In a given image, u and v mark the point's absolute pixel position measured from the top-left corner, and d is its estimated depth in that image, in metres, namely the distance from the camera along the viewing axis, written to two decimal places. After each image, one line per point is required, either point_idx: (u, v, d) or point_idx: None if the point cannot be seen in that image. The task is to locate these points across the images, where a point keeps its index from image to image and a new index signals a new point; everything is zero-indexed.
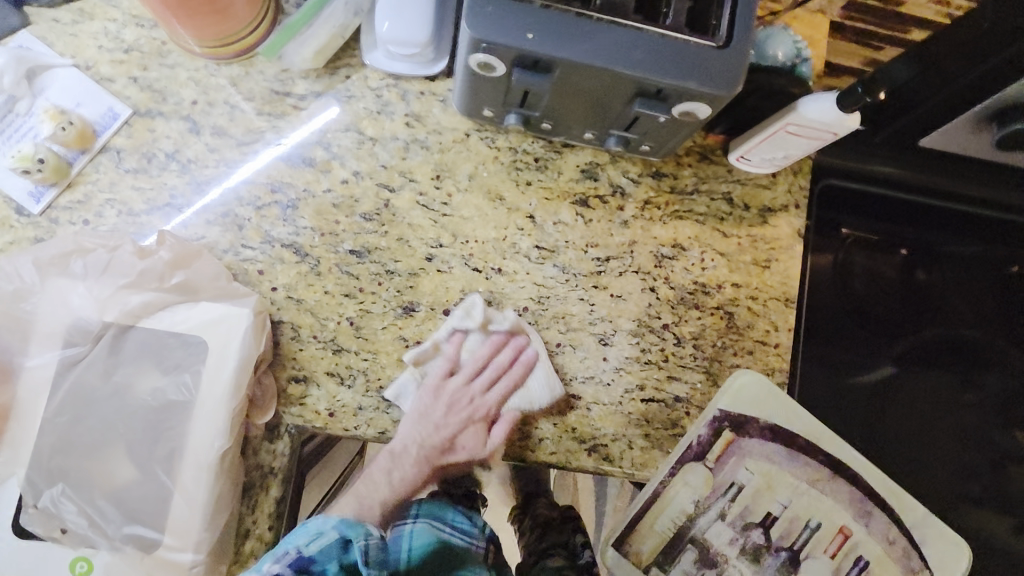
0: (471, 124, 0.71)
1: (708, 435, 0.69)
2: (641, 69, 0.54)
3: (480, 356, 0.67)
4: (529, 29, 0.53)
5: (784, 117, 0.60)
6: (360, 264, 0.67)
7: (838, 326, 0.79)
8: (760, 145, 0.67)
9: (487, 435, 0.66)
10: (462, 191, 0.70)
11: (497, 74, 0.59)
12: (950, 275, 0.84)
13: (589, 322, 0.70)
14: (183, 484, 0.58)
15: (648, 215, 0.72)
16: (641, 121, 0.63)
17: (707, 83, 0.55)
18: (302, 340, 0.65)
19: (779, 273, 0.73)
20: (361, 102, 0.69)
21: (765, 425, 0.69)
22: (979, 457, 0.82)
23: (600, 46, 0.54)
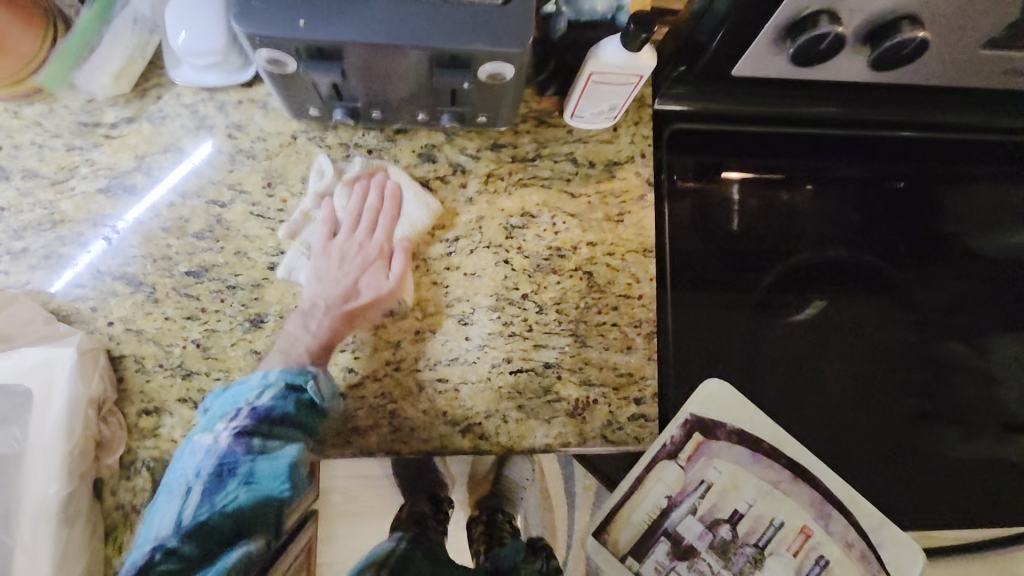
0: (295, 125, 0.69)
1: (680, 436, 0.72)
2: (424, 37, 0.50)
3: (353, 215, 0.67)
4: (298, 16, 0.49)
5: (587, 68, 0.61)
6: (199, 285, 0.66)
7: (729, 270, 0.81)
8: (582, 100, 0.66)
9: (387, 273, 0.66)
10: (297, 194, 0.68)
11: (292, 69, 0.55)
12: (856, 201, 0.87)
13: (374, 242, 0.67)
14: (24, 536, 0.58)
15: (492, 188, 0.71)
16: (458, 91, 0.59)
17: (499, 43, 0.51)
18: (148, 371, 0.64)
19: (633, 226, 0.72)
20: (176, 121, 0.67)
21: (732, 429, 0.74)
22: (880, 371, 0.84)
23: (379, 23, 0.50)
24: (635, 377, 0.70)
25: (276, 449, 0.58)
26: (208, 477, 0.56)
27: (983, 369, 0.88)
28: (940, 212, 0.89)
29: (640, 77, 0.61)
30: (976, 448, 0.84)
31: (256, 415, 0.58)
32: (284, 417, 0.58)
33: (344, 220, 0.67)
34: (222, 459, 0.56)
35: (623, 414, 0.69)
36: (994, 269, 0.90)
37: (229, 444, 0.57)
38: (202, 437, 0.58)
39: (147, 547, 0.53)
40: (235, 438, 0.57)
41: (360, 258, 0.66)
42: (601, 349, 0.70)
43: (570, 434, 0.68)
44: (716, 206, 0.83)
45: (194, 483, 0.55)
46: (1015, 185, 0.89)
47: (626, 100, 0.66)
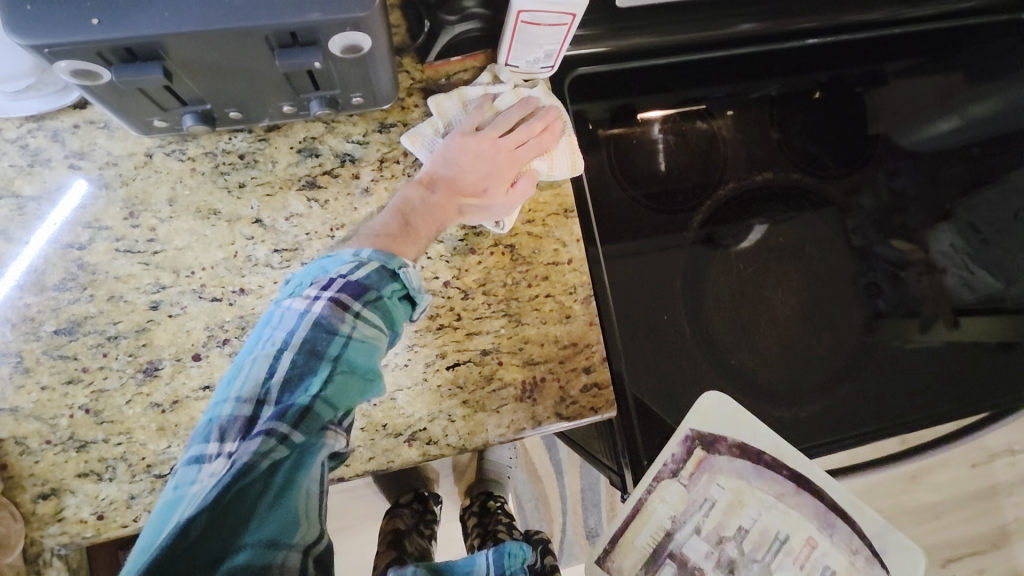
0: (149, 141, 0.60)
1: (681, 454, 0.72)
2: (248, 15, 0.44)
3: (510, 120, 0.66)
4: (89, 15, 0.42)
5: (513, 7, 0.56)
6: (74, 342, 0.57)
7: (660, 215, 0.78)
8: (514, 46, 0.61)
9: (508, 188, 0.63)
10: (167, 219, 0.60)
11: (107, 79, 0.47)
12: (785, 116, 0.85)
13: (510, 154, 0.64)
14: None
15: (389, 173, 0.64)
16: (315, 71, 0.52)
17: (336, 10, 0.45)
18: (35, 451, 0.56)
19: (549, 187, 0.67)
20: (4, 161, 0.58)
21: (734, 443, 0.73)
22: (836, 285, 0.82)
23: (188, 7, 0.43)
24: (580, 346, 0.66)
25: (375, 325, 0.50)
26: (301, 344, 0.47)
27: (925, 261, 0.86)
28: (859, 117, 0.88)
29: (573, 14, 0.56)
30: (930, 336, 0.82)
31: (354, 287, 0.50)
32: (385, 301, 0.51)
33: (500, 121, 0.65)
34: (317, 328, 0.47)
35: (573, 386, 0.65)
36: (917, 163, 0.89)
37: (325, 311, 0.48)
38: (294, 301, 0.49)
39: (219, 430, 0.44)
40: (332, 305, 0.48)
41: (491, 158, 0.63)
42: (539, 323, 0.65)
43: (523, 419, 0.64)
44: (639, 147, 0.80)
45: (285, 349, 0.47)
46: (917, 77, 0.89)
47: (562, 44, 0.61)
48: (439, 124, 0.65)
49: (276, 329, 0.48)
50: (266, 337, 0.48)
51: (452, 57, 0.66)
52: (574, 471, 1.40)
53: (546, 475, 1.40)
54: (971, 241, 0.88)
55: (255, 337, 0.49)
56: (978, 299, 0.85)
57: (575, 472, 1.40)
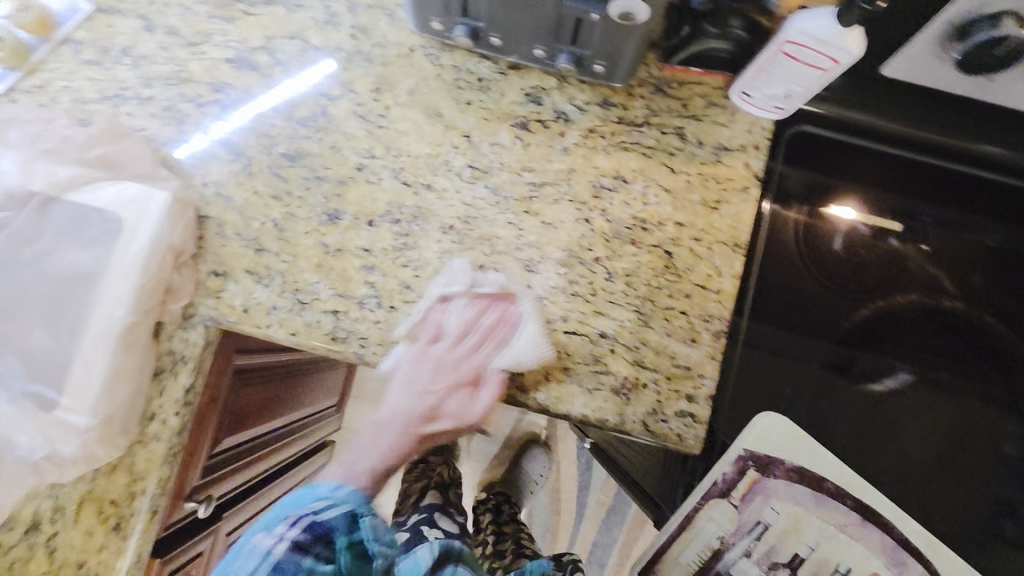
0: (416, 40, 0.70)
1: (733, 473, 0.66)
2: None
3: (465, 324, 0.64)
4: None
5: (777, 37, 0.56)
6: (291, 168, 0.68)
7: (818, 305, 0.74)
8: (761, 73, 0.62)
9: (473, 399, 0.64)
10: (401, 105, 0.69)
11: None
12: (970, 265, 0.77)
13: (470, 363, 0.64)
14: (83, 350, 0.58)
15: (592, 144, 0.69)
16: (585, 24, 0.57)
17: None
18: (226, 237, 0.66)
19: (729, 216, 0.68)
20: (308, 12, 0.70)
21: (792, 467, 0.67)
22: (976, 445, 0.74)
23: None
24: (692, 373, 0.66)
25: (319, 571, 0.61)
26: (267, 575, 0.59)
27: None
28: None
29: (837, 62, 0.56)
30: None
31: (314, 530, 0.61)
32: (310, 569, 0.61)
33: (451, 329, 0.65)
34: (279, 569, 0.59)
35: (669, 406, 0.65)
36: None
37: (286, 555, 0.60)
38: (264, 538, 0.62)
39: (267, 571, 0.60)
40: (292, 550, 0.60)
41: (455, 377, 0.64)
42: (663, 334, 0.66)
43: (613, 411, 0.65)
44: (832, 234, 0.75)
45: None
46: None
47: (808, 88, 0.61)
48: (647, 157, 0.69)
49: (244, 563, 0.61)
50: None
51: (694, 67, 0.69)
52: (595, 521, 1.34)
53: (566, 511, 1.35)
54: None
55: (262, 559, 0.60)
56: None
57: (596, 522, 1.34)
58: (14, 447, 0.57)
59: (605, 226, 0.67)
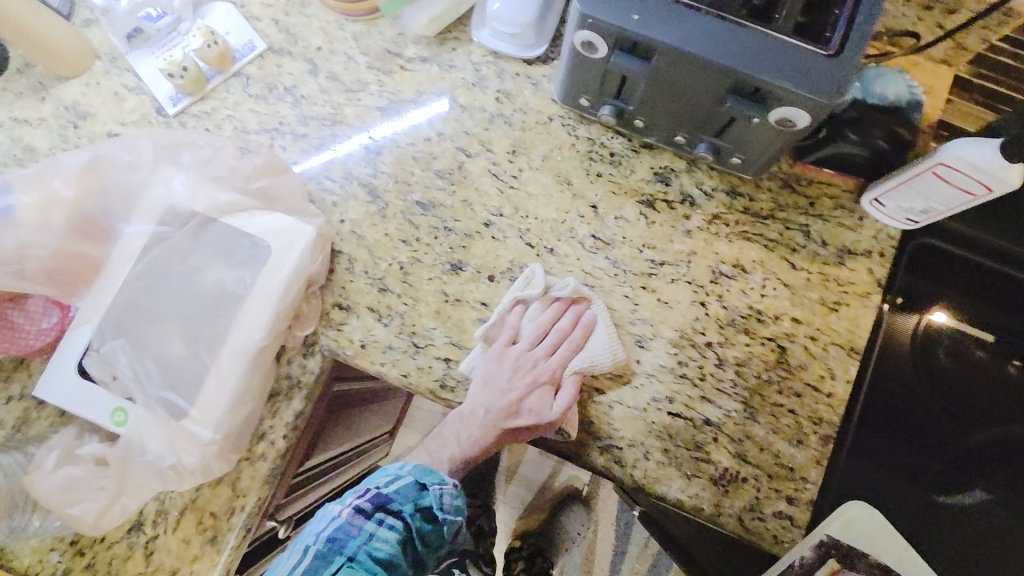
0: (555, 110, 0.73)
1: (810, 560, 0.61)
2: (749, 60, 0.51)
3: (494, 190, 0.72)
4: (633, 11, 0.52)
5: (931, 157, 0.57)
6: (423, 216, 0.71)
7: (926, 424, 0.72)
8: (904, 186, 0.62)
9: (517, 237, 0.70)
10: (534, 169, 0.72)
11: (598, 56, 0.57)
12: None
13: (496, 203, 0.72)
14: (218, 366, 0.61)
15: (714, 230, 0.70)
16: (736, 124, 0.59)
17: (809, 88, 0.51)
18: (354, 273, 0.69)
19: (847, 319, 0.67)
20: (459, 73, 0.75)
21: (873, 562, 0.63)
22: None
23: (696, 35, 0.52)
24: (794, 475, 0.64)
25: (391, 527, 0.61)
26: (323, 544, 0.60)
27: None
28: None
29: (990, 189, 0.57)
30: None
31: (379, 500, 0.63)
32: (402, 517, 0.62)
33: (474, 187, 0.72)
34: (343, 531, 0.61)
35: (767, 505, 0.64)
36: None
37: (350, 519, 0.61)
38: (334, 511, 0.62)
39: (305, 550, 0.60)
40: (356, 514, 0.61)
41: (505, 208, 0.71)
42: (768, 430, 0.65)
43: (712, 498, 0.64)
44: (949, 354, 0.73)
45: (311, 546, 0.60)
46: None
47: (949, 208, 0.61)
48: (768, 249, 0.69)
49: (308, 536, 0.61)
50: (305, 543, 0.61)
51: (826, 169, 0.70)
52: None
53: None
54: None
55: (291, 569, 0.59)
56: None
57: None
58: (145, 452, 0.60)
59: (720, 311, 0.68)
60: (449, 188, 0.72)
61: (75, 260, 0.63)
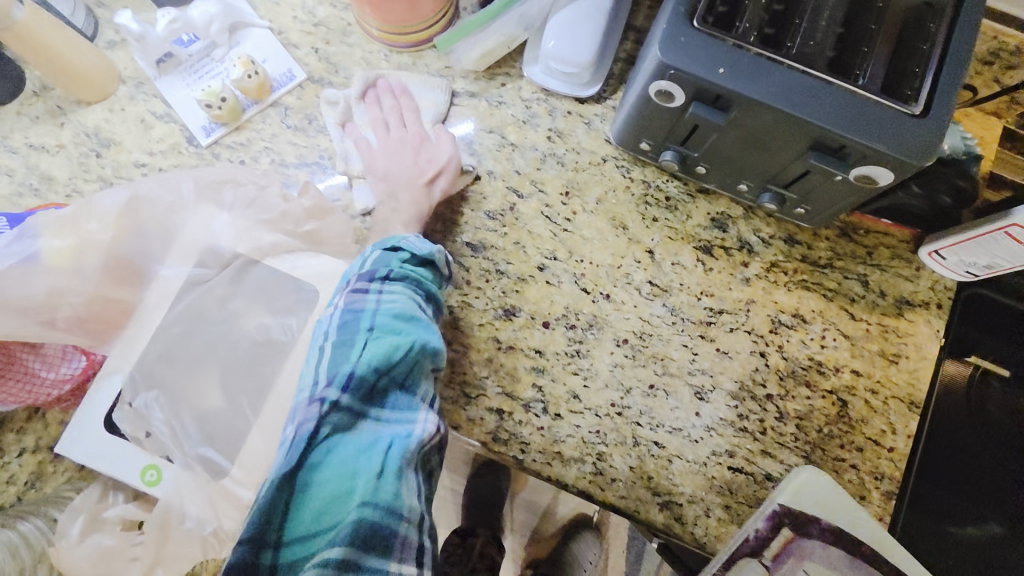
0: (609, 150, 0.71)
1: (765, 531, 0.58)
2: (838, 119, 0.51)
3: (448, 144, 0.68)
4: (720, 66, 0.52)
5: (1001, 219, 0.58)
6: (473, 258, 0.68)
7: (977, 481, 0.71)
8: (965, 243, 0.62)
9: (432, 145, 0.69)
10: (588, 212, 0.70)
11: (674, 104, 0.57)
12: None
13: (418, 129, 0.70)
14: (263, 420, 0.56)
15: (772, 278, 0.68)
16: (810, 177, 0.58)
17: (898, 149, 0.50)
18: None
19: (907, 371, 0.66)
20: (509, 109, 0.72)
21: (832, 528, 0.59)
22: None
23: (784, 90, 0.51)
24: None
25: (352, 401, 0.47)
26: (297, 437, 0.45)
27: None
28: None
29: None
30: None
31: (348, 374, 0.47)
32: (388, 288, 0.53)
33: (433, 135, 0.69)
34: (311, 420, 0.45)
35: None
36: None
37: (309, 403, 0.47)
38: (295, 416, 0.48)
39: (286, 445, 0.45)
40: (315, 396, 0.47)
41: (410, 125, 0.70)
42: None
43: None
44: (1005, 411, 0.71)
45: (289, 442, 0.45)
46: None
47: (1013, 265, 0.61)
48: (826, 299, 0.68)
49: (285, 428, 0.47)
50: (280, 442, 0.46)
51: (883, 218, 0.69)
52: None
53: None
54: None
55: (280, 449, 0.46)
56: None
57: None
58: (184, 519, 0.55)
59: (782, 362, 0.66)
60: (399, 155, 0.68)
61: (109, 307, 0.59)
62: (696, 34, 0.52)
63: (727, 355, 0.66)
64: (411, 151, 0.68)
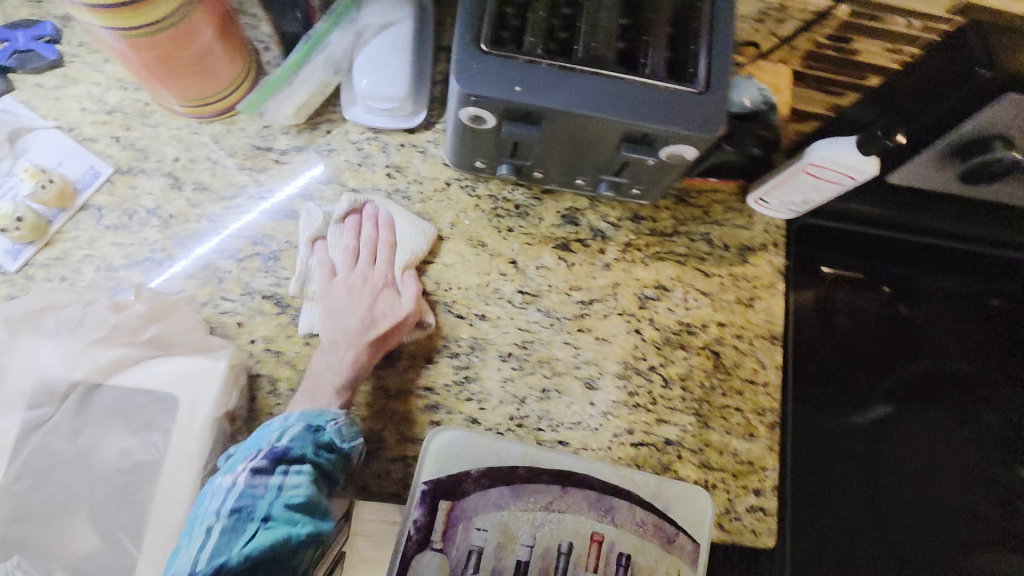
0: (451, 173, 0.72)
1: (423, 516, 0.61)
2: (634, 112, 0.53)
3: (354, 246, 0.67)
4: (515, 83, 0.52)
5: (801, 160, 0.62)
6: None
7: (846, 381, 0.80)
8: (780, 187, 0.68)
9: (398, 298, 0.65)
10: (445, 238, 0.70)
11: (487, 126, 0.57)
12: (929, 309, 0.84)
13: (379, 271, 0.66)
14: (148, 550, 0.54)
15: (630, 257, 0.72)
16: (631, 165, 0.61)
17: (691, 127, 0.54)
18: (281, 394, 0.63)
19: (763, 312, 0.73)
20: (341, 155, 0.71)
21: (477, 474, 0.63)
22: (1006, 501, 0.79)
23: (578, 95, 0.53)
24: (754, 467, 0.68)
25: (299, 474, 0.54)
26: (228, 517, 0.51)
27: None
28: None
29: (854, 180, 0.62)
30: None
31: (278, 455, 0.54)
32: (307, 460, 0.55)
33: (341, 258, 0.66)
34: (247, 498, 0.52)
35: (739, 502, 0.67)
36: None
37: (249, 483, 0.52)
38: (222, 478, 0.53)
39: None
40: (254, 476, 0.53)
41: (367, 291, 0.65)
42: (723, 432, 0.69)
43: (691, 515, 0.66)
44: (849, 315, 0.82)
45: (214, 525, 0.50)
46: None
47: (822, 198, 0.67)
48: (679, 265, 0.73)
49: (205, 508, 0.52)
50: (199, 518, 0.51)
51: (711, 178, 0.75)
52: None
53: None
54: None
55: (191, 519, 0.52)
56: None
57: None
58: None
59: (655, 332, 0.71)
60: (352, 300, 0.64)
61: None
62: (486, 58, 0.53)
63: (604, 342, 0.70)
64: (369, 299, 0.65)
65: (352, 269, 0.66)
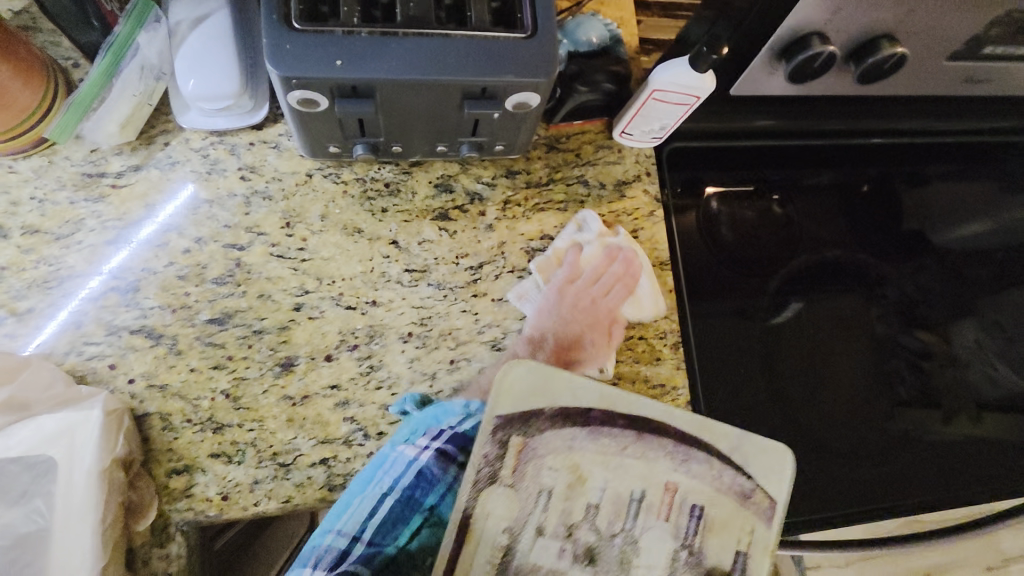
0: (311, 163, 0.69)
1: (493, 453, 0.59)
2: (465, 67, 0.53)
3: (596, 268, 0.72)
4: (335, 58, 0.50)
5: (648, 87, 0.65)
6: (223, 332, 0.63)
7: (743, 289, 0.84)
8: (636, 117, 0.70)
9: (608, 337, 0.70)
10: (318, 232, 0.68)
11: (323, 108, 0.55)
12: (804, 206, 0.90)
13: (607, 306, 0.70)
14: None
15: (511, 214, 0.72)
16: (482, 122, 0.61)
17: (524, 73, 0.54)
18: (175, 429, 0.60)
19: (648, 240, 0.75)
20: (187, 167, 0.66)
21: (550, 413, 0.61)
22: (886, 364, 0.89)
23: (405, 60, 0.52)
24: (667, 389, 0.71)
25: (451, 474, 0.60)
26: (404, 489, 0.57)
27: (948, 355, 0.91)
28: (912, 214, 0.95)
29: (699, 97, 0.65)
30: (953, 429, 0.87)
31: (460, 440, 0.60)
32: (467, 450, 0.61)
33: (587, 270, 0.72)
34: (425, 477, 0.58)
35: None
36: (940, 256, 0.95)
37: (432, 461, 0.59)
38: (404, 447, 0.59)
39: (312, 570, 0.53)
40: (438, 457, 0.59)
41: (593, 311, 0.70)
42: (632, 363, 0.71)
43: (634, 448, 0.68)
44: (733, 228, 0.86)
45: (390, 495, 0.56)
46: (955, 182, 0.96)
47: (677, 119, 0.69)
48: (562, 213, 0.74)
49: (385, 473, 0.58)
50: (376, 479, 0.58)
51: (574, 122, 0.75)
52: None
53: None
54: (996, 339, 0.94)
55: (365, 477, 0.58)
56: (1000, 396, 0.91)
57: None
58: None
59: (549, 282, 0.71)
60: (566, 311, 0.70)
61: None
62: (299, 36, 0.50)
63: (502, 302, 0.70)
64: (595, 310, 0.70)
65: (586, 287, 0.71)
